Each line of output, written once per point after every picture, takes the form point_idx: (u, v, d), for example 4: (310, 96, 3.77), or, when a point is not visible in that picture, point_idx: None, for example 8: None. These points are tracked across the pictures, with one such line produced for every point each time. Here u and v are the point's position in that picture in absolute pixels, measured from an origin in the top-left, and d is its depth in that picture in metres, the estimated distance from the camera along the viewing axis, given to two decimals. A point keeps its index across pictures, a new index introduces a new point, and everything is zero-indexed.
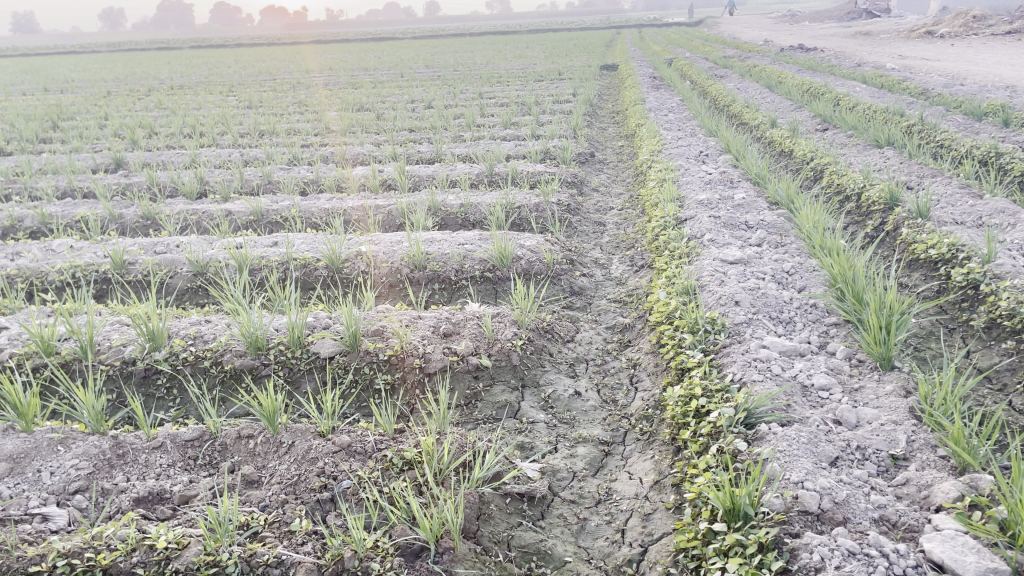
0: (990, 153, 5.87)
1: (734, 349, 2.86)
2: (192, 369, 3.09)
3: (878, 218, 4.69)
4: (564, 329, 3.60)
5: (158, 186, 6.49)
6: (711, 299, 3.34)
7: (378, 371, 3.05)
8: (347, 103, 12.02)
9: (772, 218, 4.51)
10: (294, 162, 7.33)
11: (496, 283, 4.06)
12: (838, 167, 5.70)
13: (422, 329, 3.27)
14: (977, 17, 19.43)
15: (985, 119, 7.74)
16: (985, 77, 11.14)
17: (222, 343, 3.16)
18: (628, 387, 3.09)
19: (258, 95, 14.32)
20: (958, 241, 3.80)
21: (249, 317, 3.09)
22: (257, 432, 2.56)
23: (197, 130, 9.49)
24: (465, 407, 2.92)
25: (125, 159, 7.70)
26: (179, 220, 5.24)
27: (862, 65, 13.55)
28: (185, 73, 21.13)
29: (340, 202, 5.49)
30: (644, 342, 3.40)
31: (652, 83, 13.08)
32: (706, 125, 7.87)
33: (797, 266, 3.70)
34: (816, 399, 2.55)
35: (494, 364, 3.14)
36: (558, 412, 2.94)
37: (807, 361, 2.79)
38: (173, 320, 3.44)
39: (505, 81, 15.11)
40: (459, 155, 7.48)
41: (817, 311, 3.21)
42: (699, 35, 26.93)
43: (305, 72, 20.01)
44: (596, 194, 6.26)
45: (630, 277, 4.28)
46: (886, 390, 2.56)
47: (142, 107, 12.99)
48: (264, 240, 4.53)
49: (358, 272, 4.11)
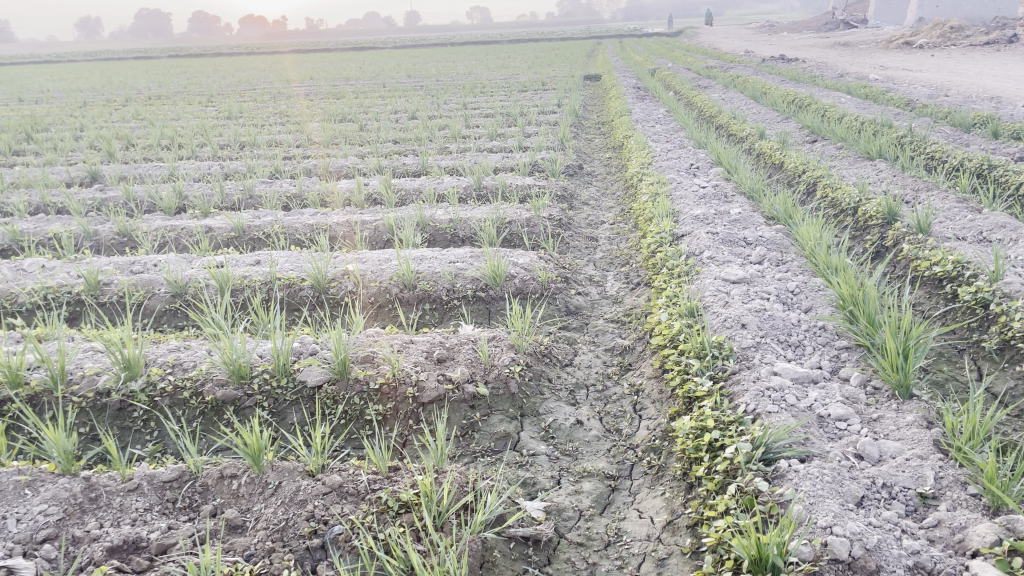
0: (983, 165, 5.80)
1: (744, 377, 2.73)
2: (170, 400, 2.92)
3: (876, 233, 4.60)
4: (562, 352, 3.45)
5: (136, 201, 6.29)
6: (716, 321, 3.21)
7: (369, 401, 2.88)
8: (329, 114, 11.85)
9: (771, 234, 4.40)
10: (276, 176, 7.16)
11: (489, 303, 3.92)
12: (831, 180, 5.61)
13: (414, 354, 3.11)
14: (955, 27, 19.55)
15: (973, 131, 7.69)
16: (970, 88, 11.16)
17: (203, 371, 2.99)
18: (632, 416, 2.95)
19: (238, 105, 14.11)
20: (963, 258, 3.69)
21: (231, 343, 2.93)
22: (241, 472, 2.38)
23: (176, 142, 9.27)
24: (462, 439, 2.76)
25: (100, 173, 7.47)
26: (157, 238, 5.04)
27: (844, 76, 13.57)
28: (163, 82, 20.84)
29: (325, 217, 5.32)
30: (646, 366, 3.26)
31: (637, 94, 13.04)
32: (695, 136, 7.78)
33: (802, 285, 3.58)
34: (834, 430, 2.42)
35: (491, 392, 2.98)
36: (560, 444, 2.79)
37: (822, 390, 2.66)
38: (150, 346, 3.25)
39: (489, 91, 15.00)
40: (445, 167, 7.34)
41: (826, 334, 3.09)
42: (679, 46, 27.01)
43: (286, 82, 19.83)
44: (586, 207, 6.14)
45: (627, 296, 4.14)
46: (907, 420, 2.44)
47: (118, 118, 12.74)
48: (246, 258, 4.36)
49: (345, 292, 3.94)
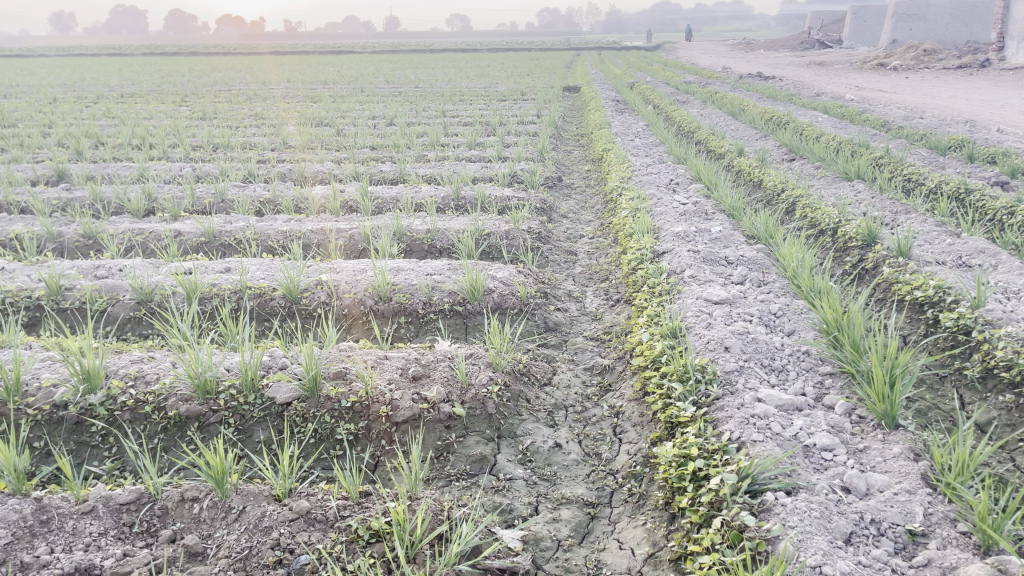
0: (960, 189, 5.82)
1: (728, 403, 2.66)
2: (131, 415, 2.79)
3: (856, 255, 4.58)
4: (541, 371, 3.37)
5: (103, 202, 6.11)
6: (698, 343, 3.14)
7: (341, 419, 2.78)
8: (306, 118, 11.71)
9: (752, 253, 4.36)
10: (249, 180, 7.01)
11: (466, 318, 3.83)
12: (811, 200, 5.60)
13: (388, 371, 3.00)
14: (928, 50, 19.82)
15: (949, 153, 7.75)
16: (944, 111, 11.29)
17: (167, 385, 2.87)
18: (612, 439, 2.87)
19: (212, 106, 13.91)
20: (944, 284, 3.67)
21: (196, 355, 2.81)
22: (203, 495, 2.25)
23: (147, 142, 9.07)
24: (436, 461, 2.67)
25: (67, 172, 7.27)
26: (123, 241, 4.89)
27: (821, 95, 13.69)
28: (137, 80, 20.54)
29: (298, 224, 5.20)
30: (626, 387, 3.18)
31: (616, 107, 13.06)
32: (675, 152, 7.77)
33: (784, 307, 3.53)
34: (819, 461, 2.36)
35: (468, 413, 2.88)
36: (538, 468, 2.70)
37: (807, 418, 2.60)
38: (111, 357, 3.12)
39: (467, 99, 14.94)
40: (423, 176, 7.24)
41: (809, 359, 3.03)
42: (657, 60, 27.17)
43: (263, 83, 19.64)
44: (565, 220, 6.08)
45: (607, 313, 4.08)
46: (894, 452, 2.39)
47: (88, 115, 12.49)
48: (216, 265, 4.23)
49: (318, 303, 3.83)
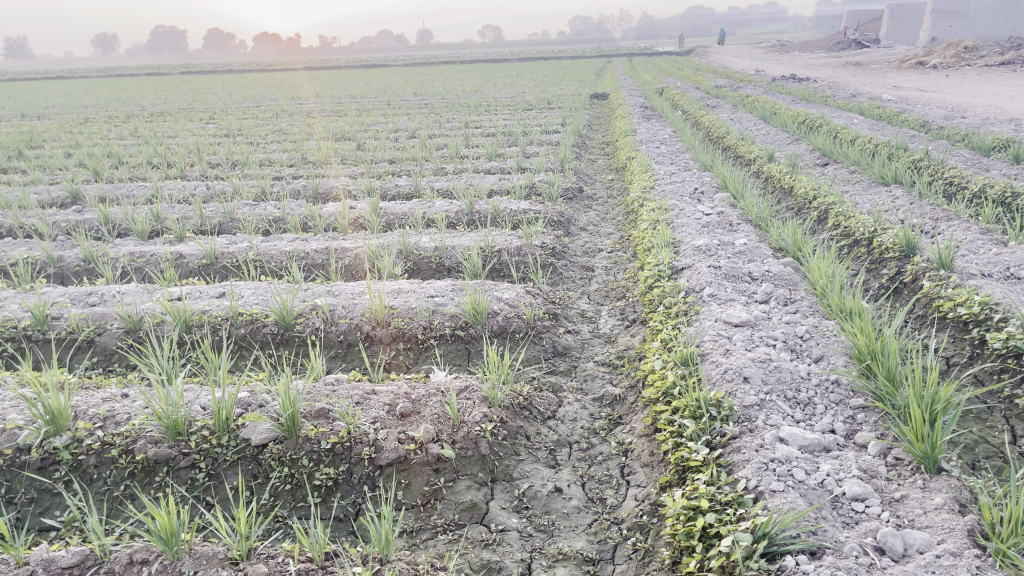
0: (1007, 193, 5.44)
1: (746, 444, 2.37)
2: (97, 459, 2.59)
3: (893, 267, 4.23)
4: (544, 403, 3.11)
5: (110, 224, 5.99)
6: (715, 372, 2.86)
7: (319, 463, 2.55)
8: (328, 133, 11.60)
9: (778, 268, 4.05)
10: (261, 197, 6.86)
11: (467, 343, 3.58)
12: (845, 207, 5.26)
13: (374, 409, 2.77)
14: (969, 47, 19.18)
15: (993, 154, 7.33)
16: (987, 110, 10.82)
17: (136, 427, 2.65)
18: (619, 483, 2.60)
19: (238, 122, 13.91)
20: (991, 299, 3.32)
21: (166, 393, 2.60)
22: (153, 557, 2.03)
23: (166, 161, 9.01)
24: (422, 510, 2.42)
25: (81, 194, 7.19)
26: (122, 266, 4.74)
27: (857, 96, 13.24)
28: (169, 99, 20.66)
29: (303, 244, 5.00)
30: (636, 421, 2.90)
31: (643, 113, 12.76)
32: (702, 159, 7.45)
33: (812, 329, 3.22)
34: (850, 514, 2.06)
35: (458, 454, 2.63)
36: (534, 516, 2.44)
37: (836, 462, 2.30)
38: (85, 394, 2.92)
39: (493, 109, 14.75)
40: (439, 190, 7.02)
41: (840, 390, 2.72)
42: (687, 64, 26.76)
43: (291, 99, 19.71)
44: (584, 233, 5.82)
45: (621, 335, 3.80)
46: (935, 503, 2.08)
47: (115, 134, 12.53)
48: (210, 290, 4.04)
49: (311, 329, 3.61)
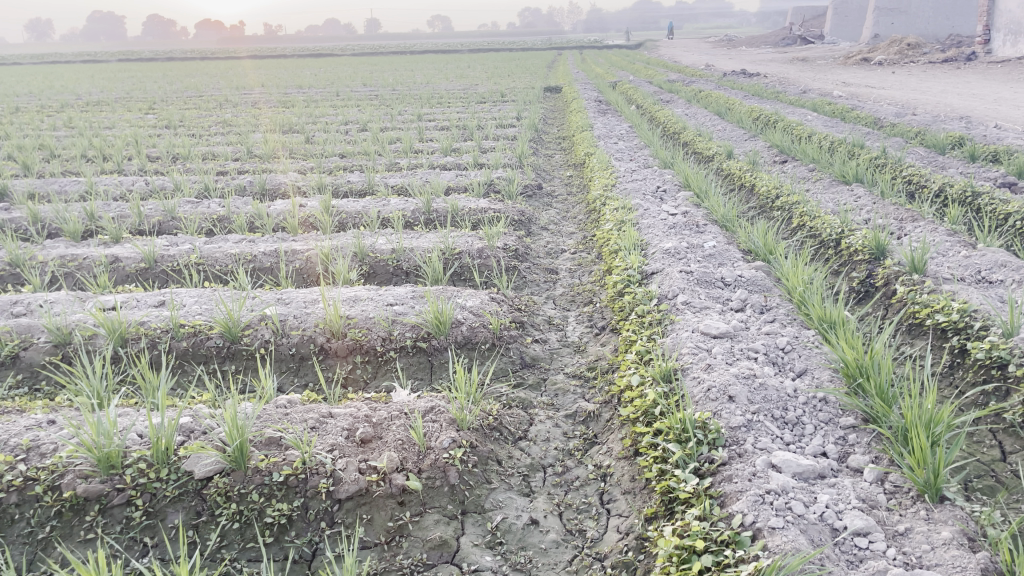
0: (967, 192, 5.41)
1: (737, 472, 2.21)
2: (19, 496, 2.30)
3: (864, 270, 4.14)
4: (515, 422, 2.91)
5: (40, 224, 5.59)
6: (697, 390, 2.70)
7: (272, 499, 2.31)
8: (275, 124, 11.19)
9: (751, 273, 3.90)
10: (205, 194, 6.49)
11: (430, 355, 3.36)
12: (809, 207, 5.18)
13: (332, 435, 2.54)
14: (913, 45, 19.52)
15: (948, 151, 7.36)
16: (937, 107, 10.95)
17: (64, 459, 2.37)
18: (599, 512, 2.42)
19: (179, 113, 13.36)
20: (969, 307, 3.23)
21: (97, 421, 2.33)
22: None
23: (101, 153, 8.53)
24: (386, 549, 2.21)
25: (7, 190, 6.73)
26: (51, 271, 4.39)
27: (809, 92, 13.30)
28: (106, 88, 19.82)
29: (251, 246, 4.71)
30: (615, 442, 2.72)
31: (599, 108, 12.62)
32: (661, 155, 7.31)
33: (793, 340, 3.08)
34: (853, 552, 1.91)
35: (425, 485, 2.42)
36: (509, 553, 2.24)
37: (834, 491, 2.15)
38: (5, 422, 2.62)
39: (446, 101, 14.45)
40: (394, 186, 6.76)
41: (828, 409, 2.59)
42: (638, 59, 26.78)
43: (236, 89, 19.10)
44: (545, 233, 5.63)
45: (591, 344, 3.62)
46: (943, 537, 1.94)
47: (47, 125, 11.91)
48: (149, 298, 3.74)
49: (260, 342, 3.36)
